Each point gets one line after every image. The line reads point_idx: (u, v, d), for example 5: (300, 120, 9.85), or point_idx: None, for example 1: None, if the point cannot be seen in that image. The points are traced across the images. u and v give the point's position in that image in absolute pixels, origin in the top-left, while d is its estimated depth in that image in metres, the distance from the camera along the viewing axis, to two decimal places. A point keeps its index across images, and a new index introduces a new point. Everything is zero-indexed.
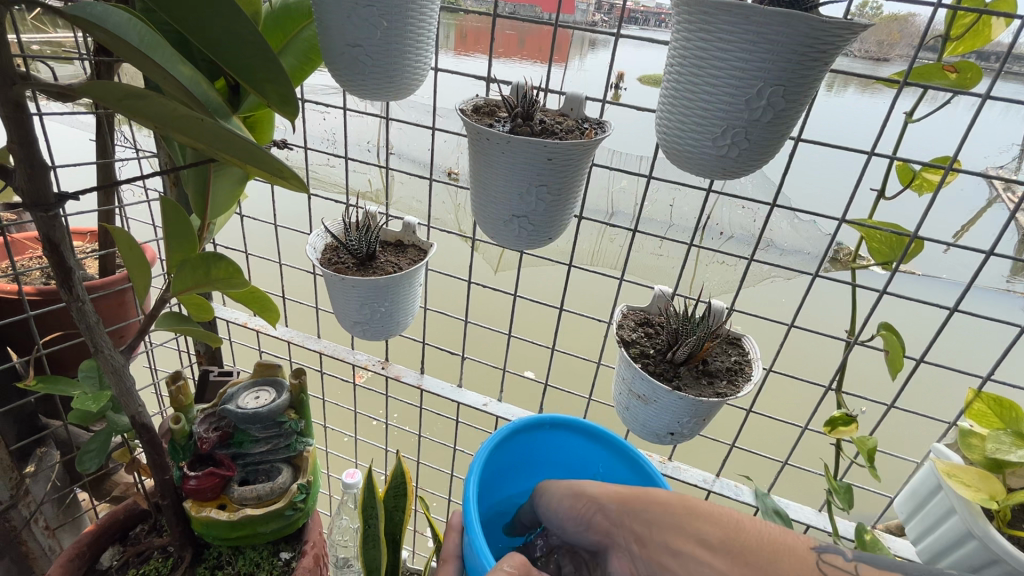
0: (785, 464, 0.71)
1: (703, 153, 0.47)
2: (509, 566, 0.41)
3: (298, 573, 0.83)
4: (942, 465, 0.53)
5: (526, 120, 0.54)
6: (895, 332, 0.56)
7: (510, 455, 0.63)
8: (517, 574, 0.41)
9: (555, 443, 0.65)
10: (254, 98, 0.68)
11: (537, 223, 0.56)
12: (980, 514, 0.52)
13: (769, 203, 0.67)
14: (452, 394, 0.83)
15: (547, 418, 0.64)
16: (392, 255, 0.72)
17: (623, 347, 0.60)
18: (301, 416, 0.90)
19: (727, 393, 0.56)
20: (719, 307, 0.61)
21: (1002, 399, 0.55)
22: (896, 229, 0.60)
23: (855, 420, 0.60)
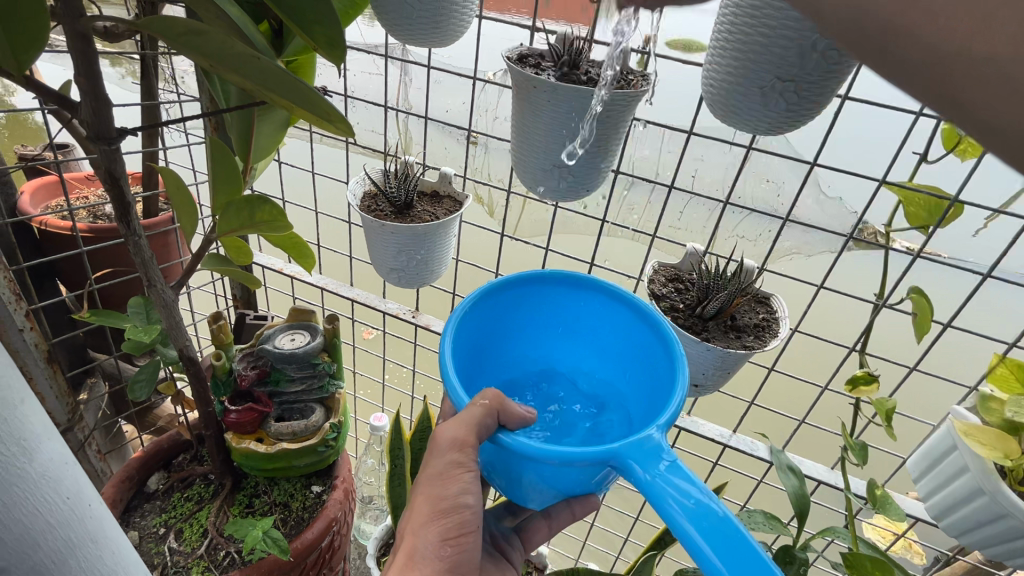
0: (801, 423, 0.72)
1: (749, 107, 0.48)
2: (486, 399, 0.51)
3: (330, 504, 0.89)
4: (959, 424, 0.55)
5: (572, 69, 0.54)
6: (926, 295, 0.57)
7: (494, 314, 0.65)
8: (490, 405, 0.51)
9: (547, 297, 0.66)
10: (298, 42, 0.69)
11: (577, 173, 0.57)
12: (992, 471, 0.54)
13: (808, 163, 0.66)
14: None
15: (529, 275, 0.64)
16: (428, 205, 0.73)
17: (653, 300, 0.61)
18: (333, 359, 0.94)
19: (754, 346, 0.58)
20: (750, 265, 0.62)
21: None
22: (935, 192, 0.60)
23: (877, 380, 0.61)
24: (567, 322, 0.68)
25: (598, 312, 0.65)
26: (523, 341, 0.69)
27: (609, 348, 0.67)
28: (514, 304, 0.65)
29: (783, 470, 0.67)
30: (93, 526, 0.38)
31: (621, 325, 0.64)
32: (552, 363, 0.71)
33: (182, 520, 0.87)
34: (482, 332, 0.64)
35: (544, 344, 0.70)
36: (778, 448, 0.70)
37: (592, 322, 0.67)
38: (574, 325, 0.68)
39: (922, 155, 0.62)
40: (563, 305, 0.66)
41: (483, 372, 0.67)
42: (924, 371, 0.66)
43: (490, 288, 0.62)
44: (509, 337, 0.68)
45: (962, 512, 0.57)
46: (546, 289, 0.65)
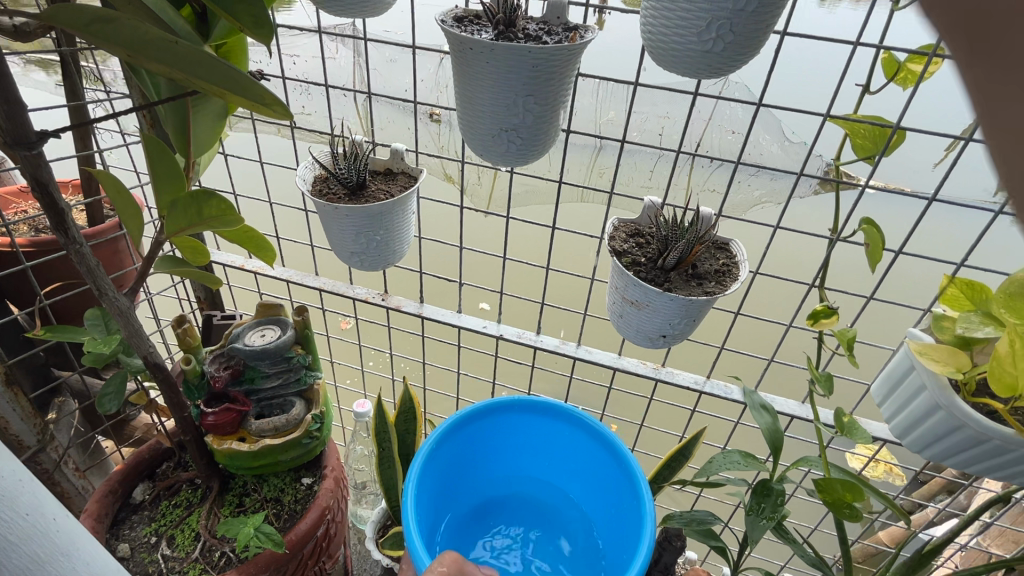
0: (770, 361, 0.74)
1: (688, 49, 0.47)
2: (442, 566, 0.56)
3: (321, 494, 0.89)
4: (914, 345, 0.57)
5: (508, 27, 0.52)
6: (876, 226, 0.58)
7: (452, 455, 0.80)
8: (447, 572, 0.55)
9: (498, 426, 0.82)
10: (225, 23, 0.65)
11: (525, 136, 0.56)
12: (947, 387, 0.56)
13: (754, 105, 0.65)
14: (452, 318, 0.85)
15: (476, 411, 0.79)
16: (382, 183, 0.72)
17: (614, 256, 0.61)
18: (308, 351, 0.94)
19: (715, 292, 0.58)
20: (707, 212, 0.63)
21: (974, 282, 0.58)
22: (879, 121, 0.60)
23: (836, 312, 0.62)
24: (536, 446, 0.84)
25: (562, 439, 0.82)
26: (482, 470, 0.84)
27: (556, 464, 0.84)
28: (465, 443, 0.80)
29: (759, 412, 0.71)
30: (61, 541, 0.37)
31: (566, 442, 0.82)
32: (506, 487, 0.86)
33: (173, 526, 0.86)
34: (444, 472, 0.78)
35: (518, 468, 0.86)
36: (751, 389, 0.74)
37: (540, 443, 0.84)
38: (541, 449, 0.84)
39: (864, 86, 0.61)
40: (529, 432, 0.83)
41: (448, 507, 0.81)
42: (882, 300, 0.67)
43: (446, 430, 0.77)
44: (467, 468, 0.82)
45: (923, 428, 0.60)
46: (514, 416, 0.81)
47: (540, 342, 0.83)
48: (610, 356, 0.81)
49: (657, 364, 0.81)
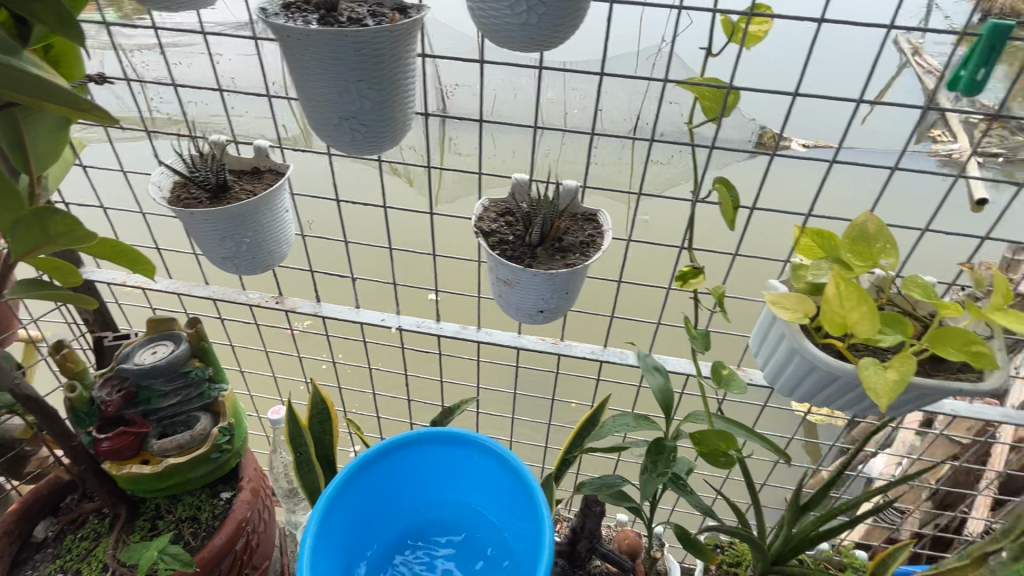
0: (658, 324, 0.77)
1: (506, 23, 0.47)
2: None
3: (237, 506, 0.87)
4: (768, 295, 0.59)
5: (330, 12, 0.51)
6: (728, 185, 0.60)
7: (382, 478, 0.75)
8: None
9: (436, 453, 0.76)
10: (44, 31, 0.58)
11: (368, 123, 0.54)
12: (799, 332, 0.59)
13: (595, 74, 0.61)
14: (349, 314, 0.83)
15: (413, 439, 0.74)
16: (248, 183, 0.69)
17: (481, 237, 0.61)
18: (207, 363, 0.90)
19: (578, 263, 0.59)
20: (571, 184, 0.63)
21: (822, 230, 0.62)
22: (717, 81, 0.59)
23: (702, 271, 0.64)
24: (451, 477, 0.77)
25: (475, 467, 0.75)
26: (417, 496, 0.78)
27: (491, 500, 0.76)
28: (397, 468, 0.76)
29: (653, 373, 0.75)
30: None
31: (500, 480, 0.74)
32: (442, 512, 0.79)
33: (79, 560, 0.82)
34: (368, 497, 0.74)
35: (434, 501, 0.79)
36: (644, 352, 0.77)
37: (476, 475, 0.76)
38: (457, 480, 0.77)
39: (708, 48, 0.61)
40: (460, 462, 0.76)
41: (374, 532, 0.76)
42: (746, 256, 0.71)
43: (367, 458, 0.72)
44: (400, 493, 0.77)
45: (787, 372, 0.63)
46: (422, 449, 0.75)
47: (441, 328, 0.82)
48: (510, 335, 0.82)
49: (556, 338, 0.82)
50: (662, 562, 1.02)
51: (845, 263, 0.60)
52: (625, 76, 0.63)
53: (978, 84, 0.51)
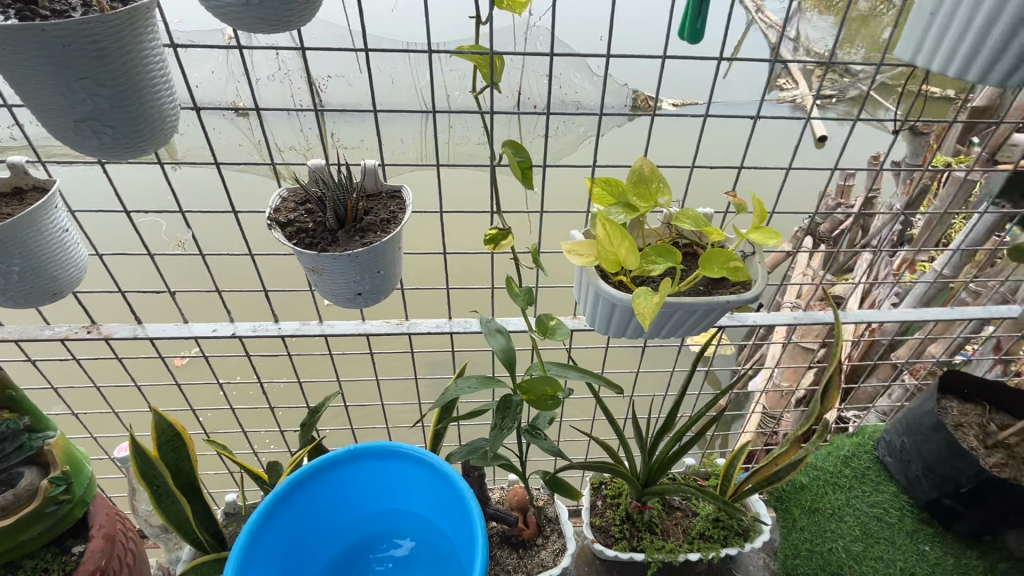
0: (493, 289, 0.80)
1: (232, 5, 0.46)
2: None
3: (86, 557, 0.80)
4: (563, 245, 0.61)
5: (36, 6, 0.47)
6: (516, 147, 0.63)
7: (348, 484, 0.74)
8: None
9: (404, 470, 0.73)
10: None
11: (114, 124, 0.50)
12: (595, 274, 0.63)
13: (358, 49, 0.62)
14: (177, 330, 0.78)
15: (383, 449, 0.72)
16: (8, 206, 0.62)
17: (277, 229, 0.59)
18: (21, 412, 0.82)
19: (377, 241, 0.59)
20: (367, 163, 0.63)
21: (609, 179, 0.66)
22: (478, 49, 0.60)
23: (509, 232, 0.67)
24: (407, 493, 0.75)
25: (428, 485, 0.73)
26: (383, 508, 0.76)
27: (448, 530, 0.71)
28: (364, 477, 0.74)
29: (494, 334, 0.77)
30: None
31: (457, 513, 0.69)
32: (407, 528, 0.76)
33: None
34: (328, 501, 0.74)
35: (389, 513, 0.76)
36: (486, 317, 0.79)
37: (438, 501, 0.72)
38: (410, 496, 0.75)
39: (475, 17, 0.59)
40: (424, 484, 0.72)
41: (334, 537, 0.75)
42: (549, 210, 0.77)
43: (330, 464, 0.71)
44: (364, 503, 0.75)
45: (597, 313, 0.67)
46: (374, 463, 0.73)
47: (279, 329, 0.80)
48: (354, 324, 0.81)
49: (401, 319, 0.82)
50: (551, 508, 1.08)
51: (632, 206, 0.66)
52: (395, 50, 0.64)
53: (700, 29, 0.58)
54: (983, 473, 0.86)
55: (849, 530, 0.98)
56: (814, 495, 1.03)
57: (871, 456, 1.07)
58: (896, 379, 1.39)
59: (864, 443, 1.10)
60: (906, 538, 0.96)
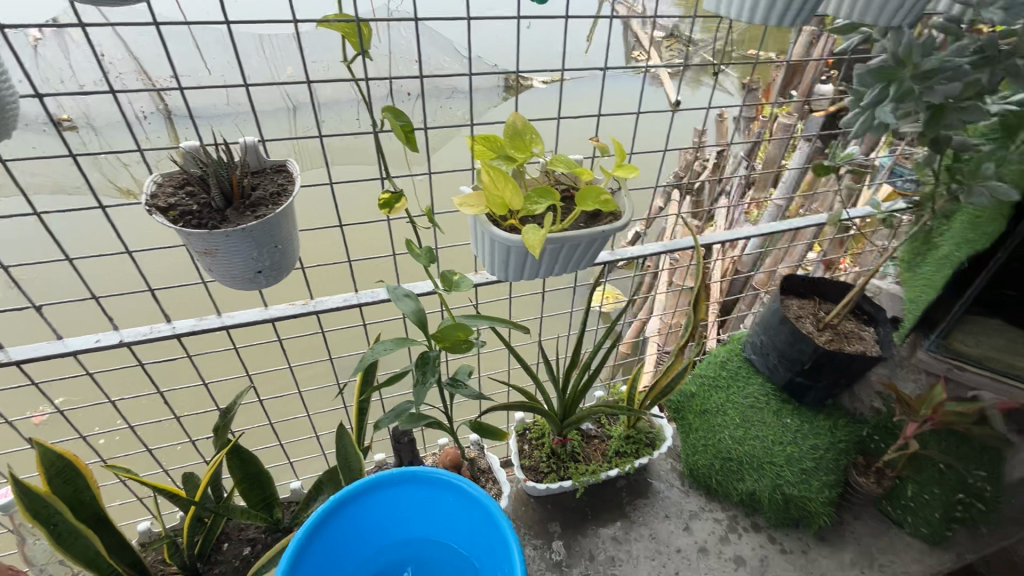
0: (394, 256, 0.83)
1: None
2: None
3: None
4: (455, 199, 0.66)
5: None
6: (396, 112, 0.66)
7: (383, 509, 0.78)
8: None
9: (440, 496, 0.77)
10: None
11: None
12: (487, 221, 0.70)
13: (220, 20, 0.63)
14: (51, 347, 0.72)
15: (425, 475, 0.76)
16: None
17: (158, 214, 0.58)
18: None
19: (269, 213, 0.60)
20: (246, 141, 0.63)
21: (487, 135, 0.72)
22: (343, 18, 0.62)
23: (402, 195, 0.70)
24: (442, 519, 0.79)
25: (465, 513, 0.77)
26: (414, 534, 0.80)
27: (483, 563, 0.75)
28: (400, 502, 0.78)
29: (402, 297, 0.81)
30: None
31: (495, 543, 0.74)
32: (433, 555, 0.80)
33: None
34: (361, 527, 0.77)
35: (418, 539, 0.80)
36: (393, 284, 0.82)
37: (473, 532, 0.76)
38: (447, 526, 0.79)
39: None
40: (460, 514, 0.77)
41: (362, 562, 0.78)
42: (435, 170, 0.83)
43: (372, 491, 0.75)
44: (396, 530, 0.79)
45: (494, 256, 0.74)
46: (414, 490, 0.77)
47: (174, 329, 0.76)
48: (257, 311, 0.80)
49: (306, 299, 0.83)
50: (482, 461, 1.14)
51: (511, 158, 0.72)
52: (255, 20, 0.65)
53: None
54: (819, 350, 1.07)
55: (732, 421, 1.17)
56: (700, 401, 1.23)
57: (741, 357, 1.27)
58: (756, 294, 1.64)
59: (735, 347, 1.29)
60: (774, 416, 1.16)
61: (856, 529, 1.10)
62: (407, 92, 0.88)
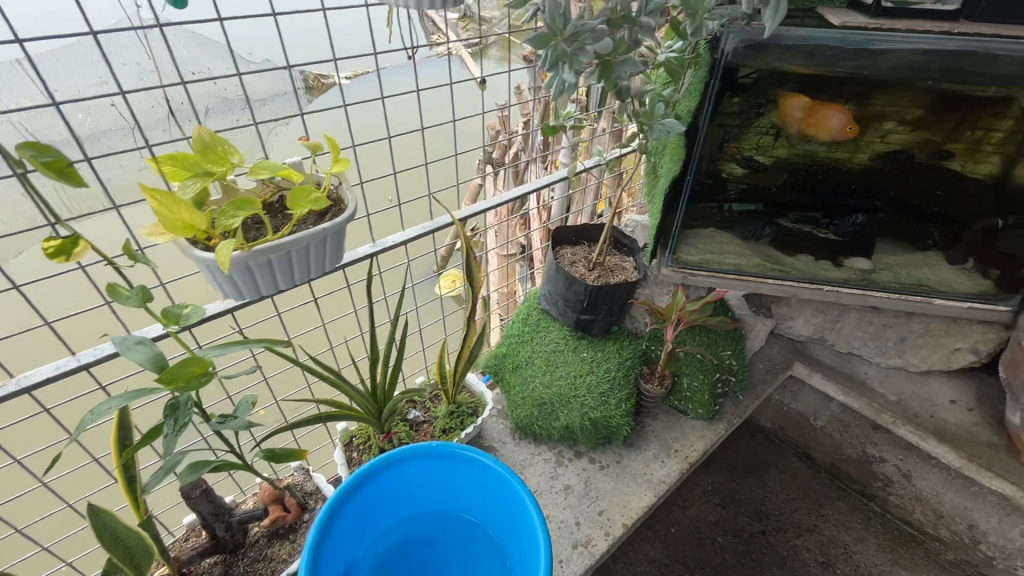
0: (107, 305, 0.74)
1: None
2: None
3: None
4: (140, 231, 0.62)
5: None
6: (35, 142, 0.56)
7: (420, 472, 1.01)
8: None
9: (473, 467, 0.99)
10: None
11: None
12: (189, 244, 0.66)
13: None
14: None
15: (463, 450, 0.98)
16: None
17: None
18: None
19: None
20: None
21: (171, 154, 0.66)
22: None
23: (81, 238, 0.63)
24: (455, 483, 1.02)
25: (498, 493, 0.98)
26: (448, 492, 1.04)
27: (503, 522, 1.00)
28: (436, 467, 1.00)
29: (129, 347, 0.70)
30: None
31: (515, 508, 0.96)
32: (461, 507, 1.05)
33: None
34: (397, 486, 1.00)
35: (450, 497, 1.04)
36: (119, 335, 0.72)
37: (499, 501, 0.99)
38: (477, 496, 1.02)
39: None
40: (489, 487, 0.99)
41: (404, 507, 1.03)
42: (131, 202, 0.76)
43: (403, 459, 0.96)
44: (433, 486, 1.03)
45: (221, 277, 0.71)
46: (435, 460, 1.00)
47: None
48: None
49: (4, 380, 0.70)
50: (309, 483, 1.10)
51: (207, 173, 0.68)
52: None
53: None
54: (588, 289, 1.20)
55: (539, 369, 1.28)
56: (512, 359, 1.33)
57: (538, 310, 1.39)
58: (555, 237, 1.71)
59: (534, 302, 1.41)
60: (573, 354, 1.30)
61: (655, 427, 1.30)
62: (191, 111, 0.81)
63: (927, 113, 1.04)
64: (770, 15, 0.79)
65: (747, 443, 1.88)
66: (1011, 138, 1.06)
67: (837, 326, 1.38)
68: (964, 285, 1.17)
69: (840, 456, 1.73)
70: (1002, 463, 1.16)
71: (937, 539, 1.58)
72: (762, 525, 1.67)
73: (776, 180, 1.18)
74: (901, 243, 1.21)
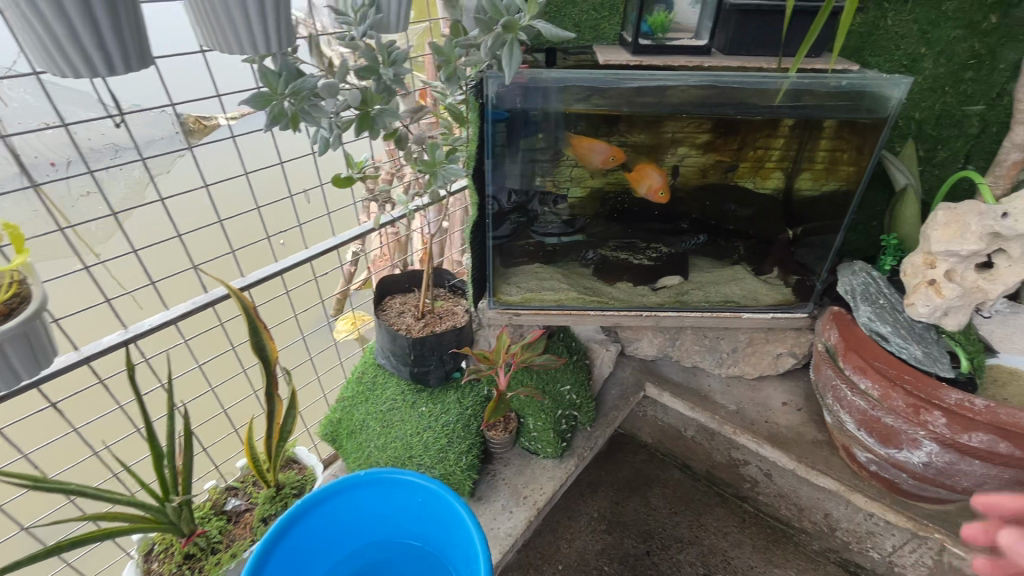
0: None
1: None
2: None
3: None
4: None
5: None
6: None
7: (361, 500, 0.95)
8: None
9: (414, 489, 0.94)
10: None
11: None
12: None
13: None
14: None
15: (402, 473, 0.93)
16: None
17: None
18: None
19: None
20: None
21: None
22: None
23: None
24: (396, 508, 0.97)
25: (440, 515, 0.93)
26: (394, 521, 0.98)
27: (451, 546, 0.94)
28: (376, 494, 0.95)
29: None
30: None
31: (458, 530, 0.91)
32: (410, 535, 0.99)
33: None
34: (338, 517, 0.94)
35: (398, 527, 0.99)
36: None
37: (443, 522, 0.94)
38: (422, 521, 0.97)
39: None
40: (432, 508, 0.93)
41: (349, 539, 0.97)
42: None
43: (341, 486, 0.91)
44: (378, 514, 0.97)
45: None
46: (369, 489, 0.94)
47: None
48: None
49: None
50: None
51: None
52: None
53: None
54: (412, 342, 1.14)
55: (375, 432, 1.20)
56: (348, 425, 1.25)
57: (374, 366, 1.31)
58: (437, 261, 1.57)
59: (370, 358, 1.33)
60: (411, 410, 1.22)
61: (505, 474, 1.24)
62: (49, 164, 0.78)
63: (713, 137, 1.03)
64: (508, 64, 0.78)
65: (630, 460, 1.74)
66: (786, 156, 1.07)
67: (677, 342, 1.41)
68: (767, 297, 1.23)
69: (712, 462, 1.69)
70: (826, 461, 1.21)
71: (802, 530, 1.54)
72: (647, 544, 1.51)
73: (591, 210, 1.13)
74: (713, 260, 1.25)
